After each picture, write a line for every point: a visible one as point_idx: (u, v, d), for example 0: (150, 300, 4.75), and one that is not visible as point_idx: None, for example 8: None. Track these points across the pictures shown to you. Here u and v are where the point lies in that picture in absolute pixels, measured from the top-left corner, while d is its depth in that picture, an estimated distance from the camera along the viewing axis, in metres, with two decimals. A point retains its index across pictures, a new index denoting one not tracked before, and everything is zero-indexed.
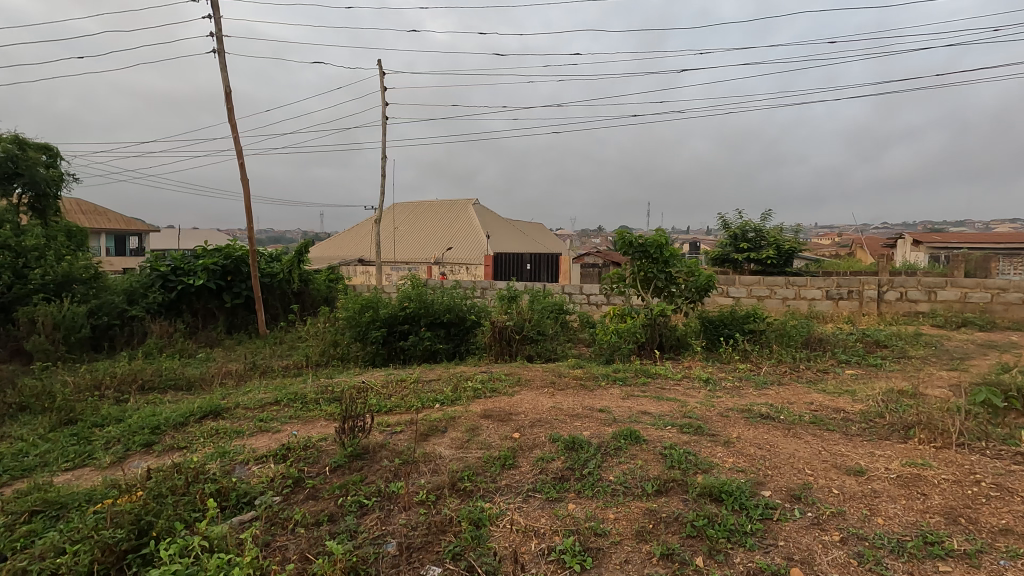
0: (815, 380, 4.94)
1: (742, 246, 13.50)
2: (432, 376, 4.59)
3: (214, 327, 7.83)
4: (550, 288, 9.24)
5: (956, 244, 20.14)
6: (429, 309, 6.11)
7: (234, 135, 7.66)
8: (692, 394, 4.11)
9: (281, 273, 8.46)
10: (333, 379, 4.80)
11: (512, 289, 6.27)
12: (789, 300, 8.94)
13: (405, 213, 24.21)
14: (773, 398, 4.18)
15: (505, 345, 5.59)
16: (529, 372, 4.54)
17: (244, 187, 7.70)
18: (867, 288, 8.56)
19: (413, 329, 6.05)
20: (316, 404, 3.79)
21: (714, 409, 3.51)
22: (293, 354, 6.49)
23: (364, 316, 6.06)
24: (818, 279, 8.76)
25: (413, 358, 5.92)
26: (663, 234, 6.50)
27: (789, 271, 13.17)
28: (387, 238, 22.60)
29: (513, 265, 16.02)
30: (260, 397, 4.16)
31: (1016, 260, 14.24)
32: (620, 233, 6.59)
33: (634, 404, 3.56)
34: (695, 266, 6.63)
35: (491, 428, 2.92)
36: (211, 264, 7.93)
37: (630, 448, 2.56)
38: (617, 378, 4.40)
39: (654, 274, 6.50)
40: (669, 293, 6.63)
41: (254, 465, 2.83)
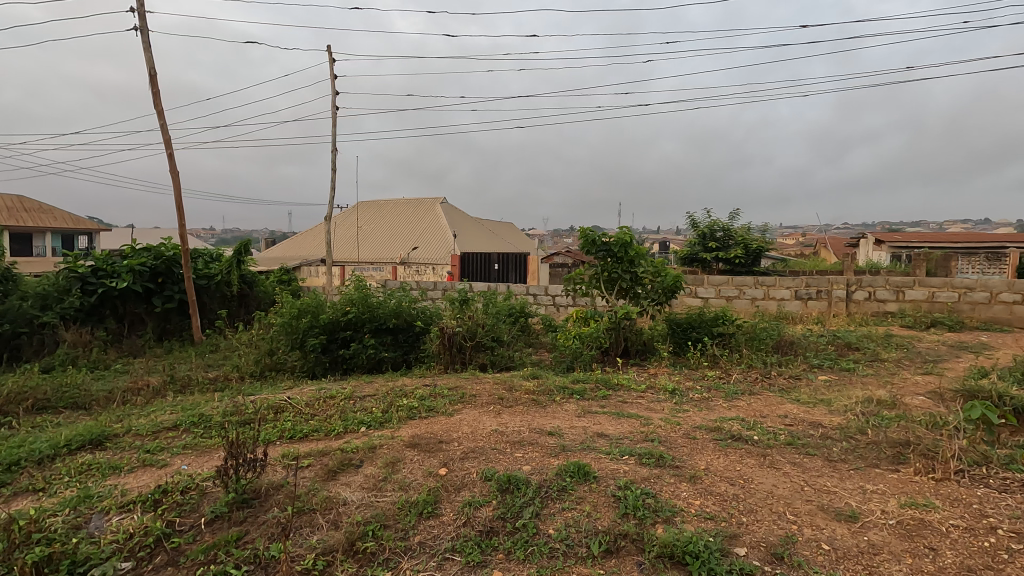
0: (787, 388, 4.59)
1: (710, 245, 13.31)
2: (368, 391, 4.06)
3: (142, 335, 7.13)
4: (513, 289, 8.79)
5: (917, 243, 20.46)
6: (373, 314, 5.58)
7: (162, 123, 6.95)
8: (656, 408, 3.69)
9: (219, 275, 7.79)
10: (258, 395, 4.23)
11: (465, 291, 5.77)
12: (758, 301, 8.69)
13: (369, 212, 23.46)
14: (745, 410, 3.80)
15: (456, 352, 5.09)
16: (477, 385, 4.05)
17: (174, 181, 7.01)
18: (836, 287, 8.37)
19: (356, 335, 5.50)
20: (222, 428, 3.23)
21: (679, 428, 3.10)
22: (224, 365, 5.86)
23: (302, 322, 5.49)
24: (787, 279, 8.53)
25: (355, 368, 5.38)
26: (628, 231, 6.09)
27: (756, 270, 13.04)
28: (350, 238, 21.82)
29: (480, 265, 15.53)
30: (160, 420, 3.57)
31: (975, 260, 14.42)
32: (582, 232, 6.17)
33: (589, 424, 3.13)
34: (662, 265, 6.22)
35: (414, 462, 2.43)
36: (138, 265, 7.22)
37: (577, 488, 2.09)
38: (575, 391, 3.95)
39: (619, 274, 6.09)
40: (634, 295, 6.23)
41: (115, 515, 2.27)
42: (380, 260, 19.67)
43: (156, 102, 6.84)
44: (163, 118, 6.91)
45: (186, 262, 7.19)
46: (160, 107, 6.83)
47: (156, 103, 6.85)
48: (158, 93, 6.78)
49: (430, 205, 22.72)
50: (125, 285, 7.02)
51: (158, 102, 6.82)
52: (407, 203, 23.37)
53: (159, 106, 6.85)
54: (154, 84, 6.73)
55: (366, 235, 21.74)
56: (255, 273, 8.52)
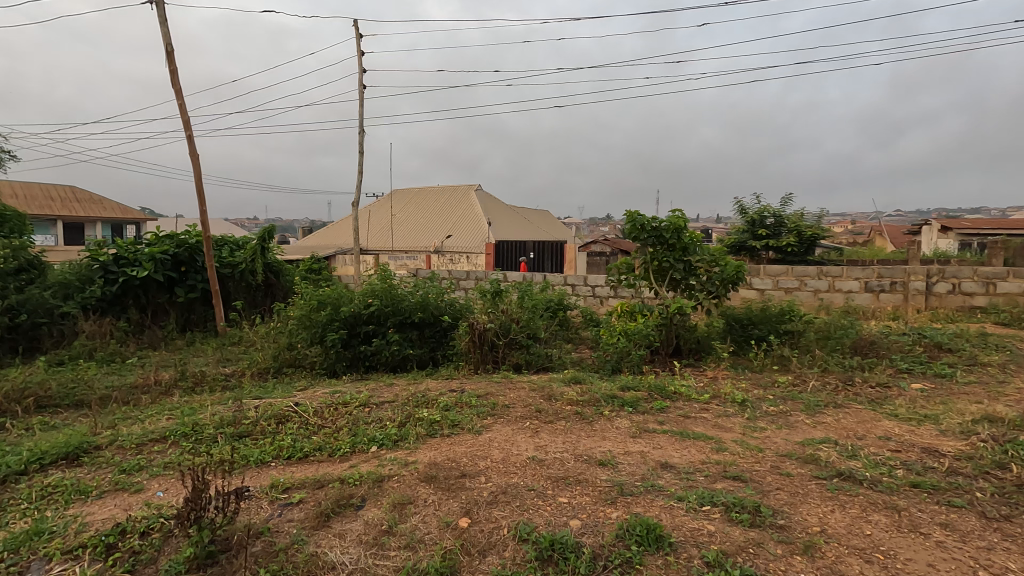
0: (879, 400, 3.88)
1: (760, 233, 12.38)
2: (387, 397, 3.56)
3: (164, 326, 6.88)
4: (550, 279, 8.19)
5: (990, 231, 18.84)
6: (397, 307, 5.07)
7: (180, 103, 6.60)
8: (725, 424, 3.07)
9: (243, 263, 7.49)
10: (267, 397, 3.80)
11: (498, 281, 5.19)
12: (821, 294, 7.86)
13: (402, 200, 23.17)
14: (836, 430, 3.13)
15: (487, 351, 4.56)
16: (511, 392, 3.50)
17: (194, 164, 6.67)
18: (913, 278, 7.47)
19: (380, 330, 5.02)
20: (214, 442, 2.77)
21: (763, 458, 2.47)
22: (242, 360, 5.50)
23: (321, 314, 5.04)
24: (855, 269, 7.66)
25: (378, 366, 4.93)
26: (681, 215, 5.40)
27: (811, 259, 12.07)
28: (383, 227, 21.58)
29: (515, 253, 14.99)
30: (153, 428, 3.15)
31: None
32: (629, 216, 5.51)
33: (650, 450, 2.54)
34: (720, 252, 5.49)
35: (430, 505, 1.89)
36: (160, 253, 6.95)
37: (648, 562, 1.51)
38: (626, 402, 3.34)
39: (670, 263, 5.42)
40: (687, 287, 5.54)
41: (58, 563, 1.82)
42: (414, 248, 19.36)
43: (174, 81, 6.48)
44: (182, 97, 6.56)
45: (208, 250, 6.87)
46: (178, 86, 6.47)
47: (174, 81, 6.49)
48: (176, 71, 6.43)
49: (464, 193, 22.28)
50: (147, 274, 6.76)
51: (176, 81, 6.47)
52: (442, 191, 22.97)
53: (177, 85, 6.49)
54: (171, 61, 6.38)
55: (400, 223, 21.46)
56: (281, 261, 8.19)
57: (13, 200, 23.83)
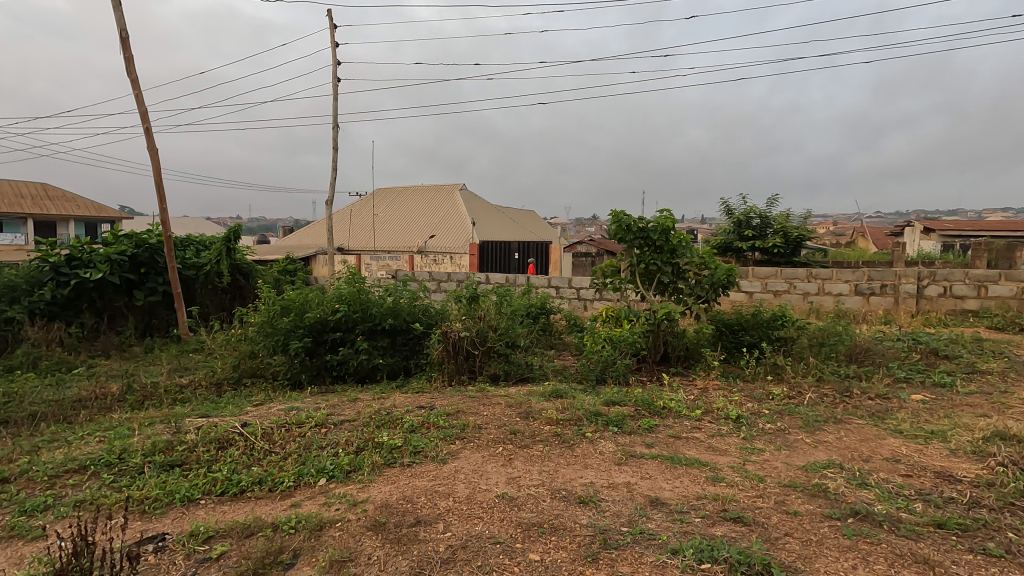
0: (881, 413, 3.62)
1: (746, 234, 12.21)
2: (348, 415, 3.22)
3: (121, 332, 6.45)
4: (533, 282, 7.89)
5: (972, 232, 18.96)
6: (366, 313, 4.72)
7: (137, 94, 6.16)
8: (720, 447, 2.78)
9: (208, 265, 7.07)
10: (215, 414, 3.44)
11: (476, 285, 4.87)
12: (810, 297, 7.66)
13: (385, 199, 22.74)
14: (839, 452, 2.86)
15: (463, 361, 4.24)
16: (485, 410, 3.18)
17: (152, 159, 6.24)
18: (904, 281, 7.29)
19: (347, 338, 4.67)
20: (139, 475, 2.41)
21: (765, 491, 2.18)
22: (200, 369, 5.11)
23: (284, 321, 4.68)
24: (845, 272, 7.47)
25: (347, 376, 4.59)
26: (669, 215, 5.13)
27: (797, 260, 11.92)
28: (365, 226, 21.13)
29: (500, 253, 14.59)
30: (76, 454, 2.77)
31: None
32: (615, 216, 5.22)
33: (637, 482, 2.24)
34: (710, 255, 5.22)
35: (373, 566, 1.56)
36: (117, 254, 6.52)
37: None
38: (611, 419, 3.04)
39: (658, 266, 5.14)
40: (676, 291, 5.26)
41: None
42: (396, 248, 18.95)
43: (129, 69, 6.04)
44: (138, 88, 6.12)
45: (168, 251, 6.45)
46: (134, 75, 6.03)
47: (129, 70, 6.05)
48: (132, 59, 5.99)
49: (448, 192, 21.92)
50: (101, 276, 6.32)
51: (132, 69, 6.03)
52: (425, 190, 22.56)
53: (133, 74, 6.05)
54: (126, 48, 5.94)
55: (382, 223, 21.02)
56: (251, 262, 7.77)
57: None
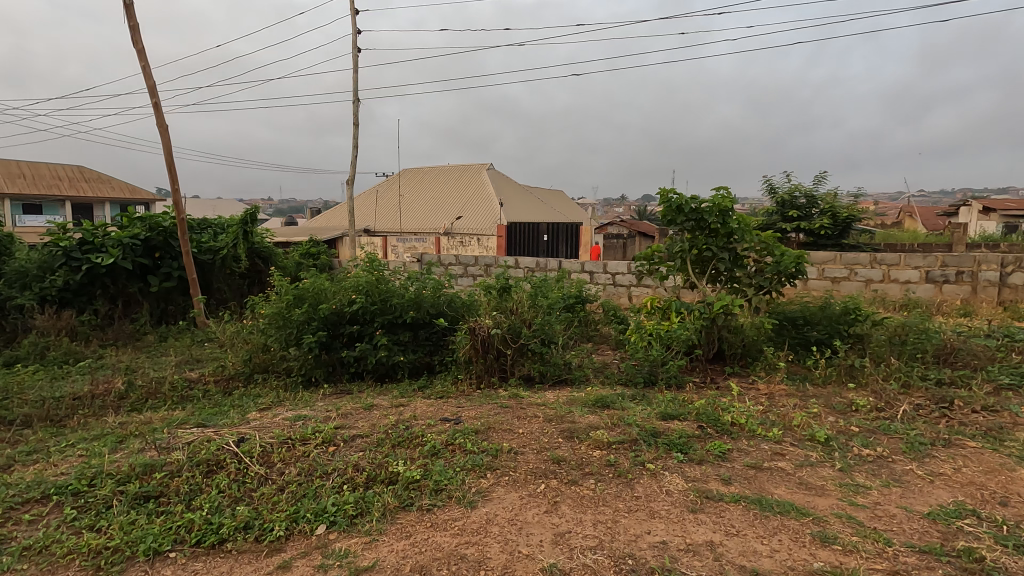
0: (997, 432, 3.00)
1: (791, 215, 11.38)
2: (361, 429, 2.77)
3: (136, 319, 6.18)
4: (566, 267, 7.37)
5: None
6: (386, 304, 4.24)
7: (143, 66, 5.73)
8: (813, 483, 2.23)
9: (225, 249, 6.74)
10: (214, 422, 3.04)
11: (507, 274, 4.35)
12: (873, 284, 6.93)
13: (411, 179, 22.35)
14: (966, 491, 2.28)
15: (492, 360, 3.75)
16: (520, 427, 2.69)
17: (162, 136, 5.86)
18: (984, 269, 6.52)
19: (366, 332, 4.22)
20: (106, 511, 2.00)
21: (898, 564, 1.64)
22: (210, 363, 4.76)
23: (296, 312, 4.26)
24: (915, 258, 6.73)
25: (366, 373, 4.19)
26: (727, 194, 4.51)
27: (846, 243, 11.08)
28: (391, 207, 20.79)
29: (528, 236, 13.97)
30: (46, 474, 2.39)
31: None
32: (663, 196, 4.63)
33: (724, 542, 1.71)
34: (772, 240, 4.57)
35: None
36: (130, 237, 6.21)
37: None
38: (673, 442, 2.52)
39: (713, 252, 4.55)
40: (732, 280, 4.66)
41: None
42: (422, 229, 18.56)
43: (135, 39, 5.61)
44: (145, 59, 5.69)
45: (182, 234, 6.10)
46: (140, 46, 5.61)
47: (135, 40, 5.60)
48: (137, 27, 5.54)
49: (474, 172, 21.39)
50: (113, 261, 6.03)
51: (137, 38, 5.59)
52: (452, 171, 22.03)
53: (139, 45, 5.61)
54: (131, 16, 5.50)
55: (408, 203, 20.63)
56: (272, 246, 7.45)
57: (18, 179, 23.28)
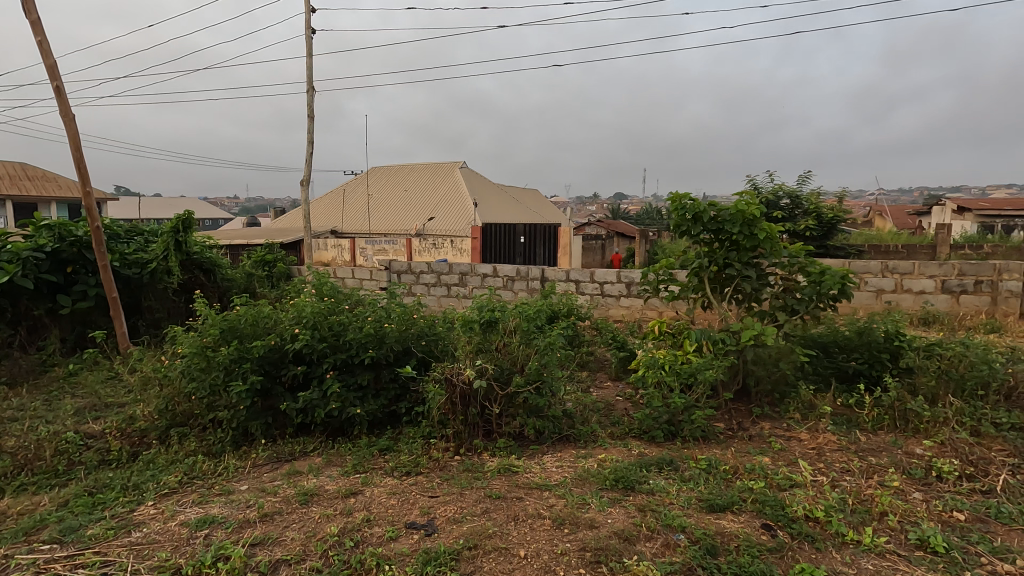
0: None
1: (775, 216, 10.85)
2: (290, 548, 1.91)
3: (42, 347, 5.13)
4: (551, 276, 6.59)
5: (1012, 213, 17.57)
6: (339, 340, 3.35)
7: (40, 42, 4.68)
8: None
9: (154, 261, 5.72)
10: (85, 529, 2.14)
11: (489, 299, 3.52)
12: (885, 295, 6.34)
13: (381, 178, 21.31)
14: None
15: (472, 414, 2.92)
16: (521, 544, 1.87)
17: (67, 129, 4.83)
18: (1005, 278, 5.97)
19: (314, 374, 3.33)
20: None
21: None
22: (120, 410, 3.79)
23: (223, 350, 3.33)
24: (930, 265, 6.16)
25: (314, 427, 3.31)
26: (752, 199, 3.76)
27: (831, 245, 10.63)
28: (359, 206, 19.69)
29: (505, 238, 13.12)
30: None
31: None
32: (675, 199, 3.89)
33: None
34: (803, 254, 3.86)
35: None
36: (33, 249, 5.15)
37: None
38: (745, 569, 1.74)
39: (736, 270, 3.80)
40: (757, 302, 3.93)
41: None
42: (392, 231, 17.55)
43: (27, 8, 4.55)
44: (41, 33, 4.64)
45: (96, 248, 5.03)
46: (33, 16, 4.56)
47: (27, 9, 4.56)
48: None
49: (446, 171, 20.51)
50: (10, 279, 4.96)
51: (30, 7, 4.55)
52: (423, 169, 21.04)
53: (32, 15, 4.57)
54: None
55: (377, 203, 19.57)
56: (214, 255, 6.66)
57: None
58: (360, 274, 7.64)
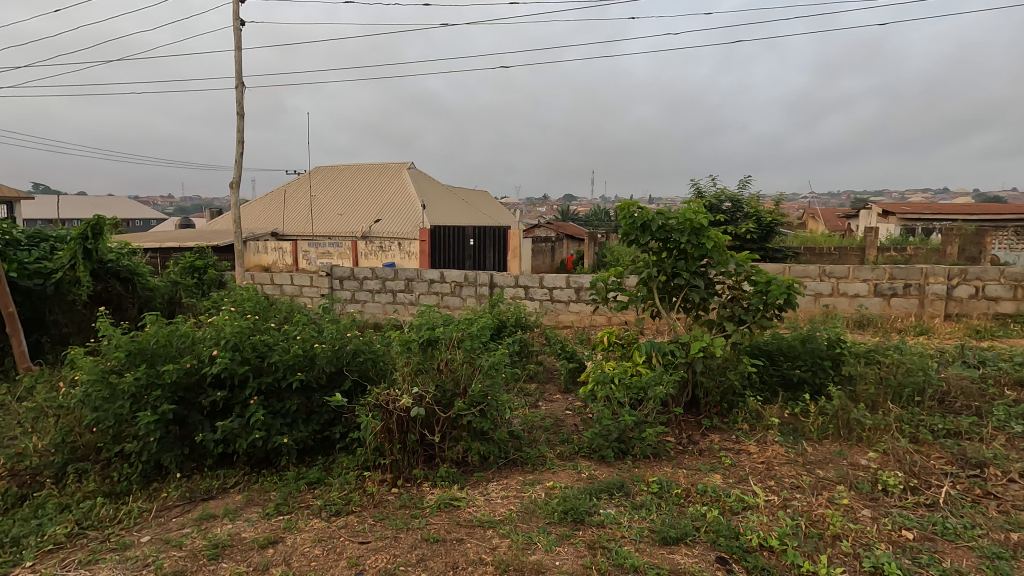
0: None
1: (717, 219, 11.10)
2: None
3: None
4: (500, 282, 6.42)
5: (931, 217, 18.78)
6: (264, 362, 3.04)
7: None
8: None
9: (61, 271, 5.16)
10: None
11: (430, 313, 3.30)
12: (823, 298, 6.53)
13: (324, 178, 20.58)
14: None
15: (411, 441, 2.70)
16: None
17: None
18: (931, 281, 6.25)
19: (235, 401, 3.01)
20: None
21: None
22: (9, 444, 3.33)
23: (128, 376, 2.94)
24: (863, 270, 6.38)
25: (237, 459, 2.99)
26: (699, 208, 3.71)
27: (770, 248, 10.97)
28: (302, 207, 18.92)
29: (454, 241, 12.87)
30: None
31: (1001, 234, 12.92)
32: (623, 208, 3.79)
33: None
34: (749, 263, 3.84)
35: None
36: None
37: None
38: None
39: (685, 279, 3.74)
40: (705, 311, 3.89)
41: None
42: (336, 233, 16.93)
43: None
44: None
45: None
46: None
47: None
48: None
49: (393, 172, 20.01)
50: None
51: None
52: (369, 170, 20.46)
53: None
54: None
55: (320, 204, 18.86)
56: (134, 263, 6.08)
57: None
58: (299, 281, 7.22)
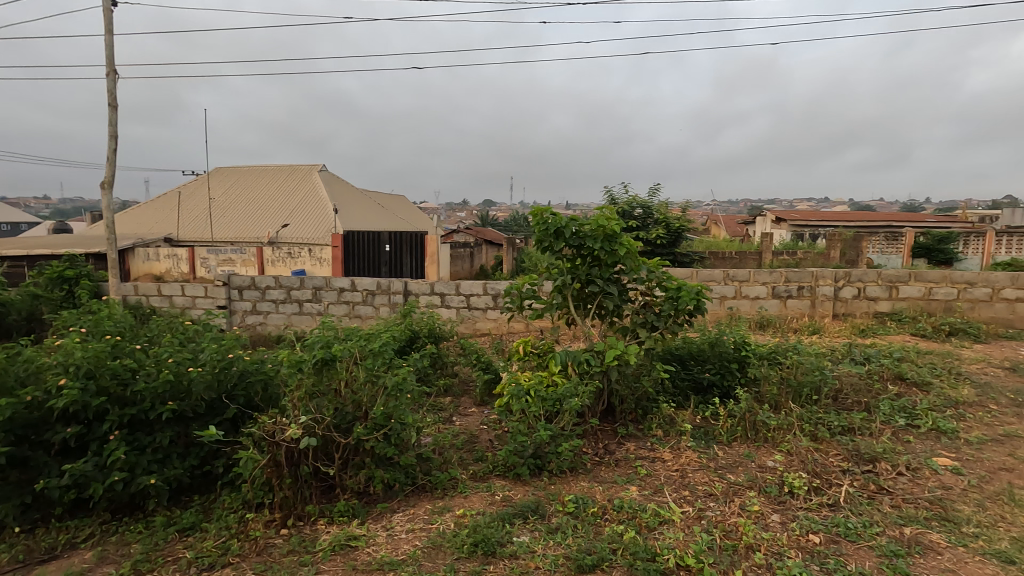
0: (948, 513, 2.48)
1: (629, 225, 11.43)
2: None
3: None
4: (413, 290, 6.15)
5: (817, 223, 20.54)
6: (128, 391, 2.62)
7: None
8: None
9: None
10: None
11: (328, 327, 3.01)
12: (727, 301, 6.84)
13: (226, 179, 19.17)
14: None
15: (304, 473, 2.40)
16: None
17: None
18: (821, 283, 6.71)
19: (91, 437, 2.56)
20: None
21: None
22: None
23: None
24: (762, 273, 6.74)
25: (94, 505, 2.54)
26: (611, 214, 3.68)
27: (678, 252, 11.44)
28: (200, 211, 17.49)
29: (367, 247, 12.36)
30: None
31: (874, 239, 14.30)
32: (537, 214, 3.69)
33: None
34: (660, 269, 3.86)
35: None
36: None
37: None
38: None
39: (598, 286, 3.70)
40: (619, 318, 3.87)
41: None
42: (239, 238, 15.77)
43: None
44: None
45: None
46: None
47: None
48: None
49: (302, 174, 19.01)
50: None
51: None
52: (276, 171, 19.30)
53: None
54: None
55: (221, 207, 17.53)
56: None
57: None
58: (190, 291, 6.55)
